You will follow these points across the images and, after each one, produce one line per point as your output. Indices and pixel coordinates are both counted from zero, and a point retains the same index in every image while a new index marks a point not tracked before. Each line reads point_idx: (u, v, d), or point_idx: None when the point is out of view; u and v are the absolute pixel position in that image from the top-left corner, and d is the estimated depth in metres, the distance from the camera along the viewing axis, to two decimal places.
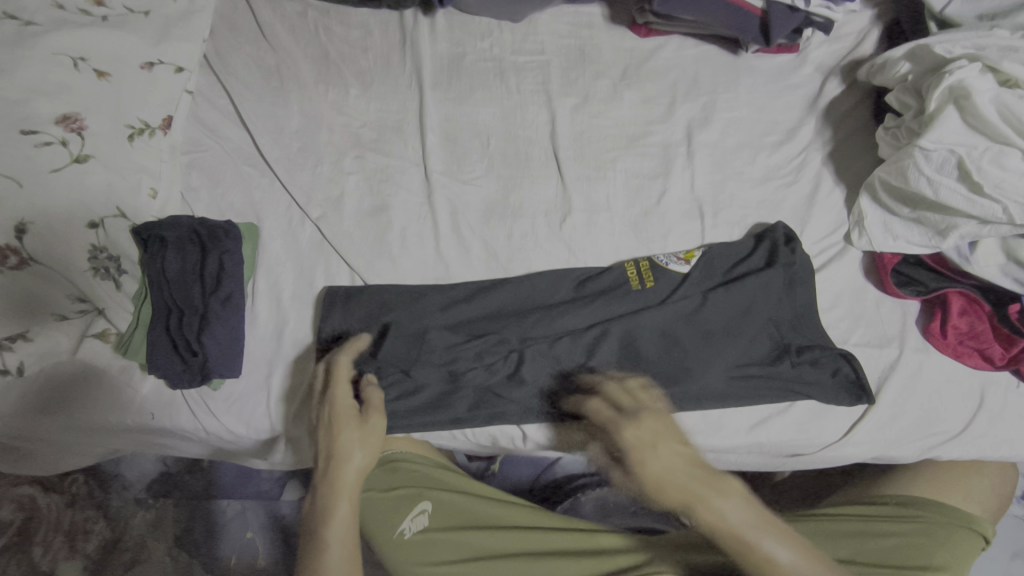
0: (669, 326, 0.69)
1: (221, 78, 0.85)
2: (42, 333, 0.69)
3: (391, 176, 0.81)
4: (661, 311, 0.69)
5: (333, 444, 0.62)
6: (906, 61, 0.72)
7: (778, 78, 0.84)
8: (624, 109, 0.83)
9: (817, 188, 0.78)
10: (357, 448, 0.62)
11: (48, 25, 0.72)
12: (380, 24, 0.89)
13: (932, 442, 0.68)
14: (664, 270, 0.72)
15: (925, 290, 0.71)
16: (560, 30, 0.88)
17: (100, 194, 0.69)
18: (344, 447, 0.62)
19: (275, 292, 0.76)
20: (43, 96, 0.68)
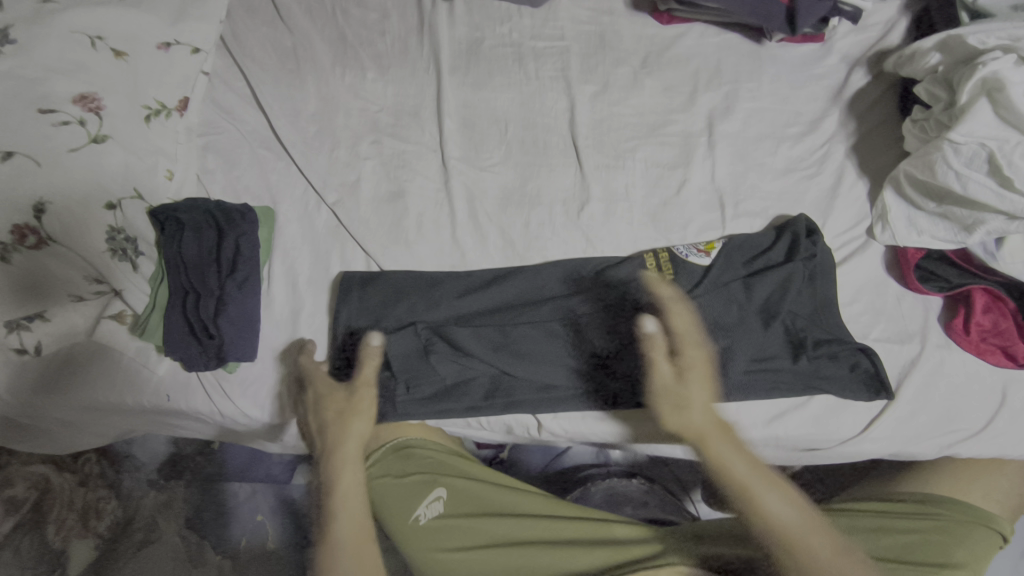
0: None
1: (238, 59, 0.85)
2: (60, 314, 0.68)
3: (408, 162, 0.80)
4: None
5: (330, 428, 0.65)
6: (936, 52, 0.71)
7: (802, 68, 0.83)
8: (644, 96, 0.82)
9: (840, 180, 0.77)
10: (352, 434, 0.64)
11: (65, 2, 0.72)
12: (398, 7, 0.87)
13: (951, 440, 0.67)
14: (683, 263, 0.71)
15: (948, 285, 0.70)
16: (580, 16, 0.87)
17: (118, 175, 0.69)
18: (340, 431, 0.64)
19: (290, 277, 0.76)
20: (60, 75, 0.68)
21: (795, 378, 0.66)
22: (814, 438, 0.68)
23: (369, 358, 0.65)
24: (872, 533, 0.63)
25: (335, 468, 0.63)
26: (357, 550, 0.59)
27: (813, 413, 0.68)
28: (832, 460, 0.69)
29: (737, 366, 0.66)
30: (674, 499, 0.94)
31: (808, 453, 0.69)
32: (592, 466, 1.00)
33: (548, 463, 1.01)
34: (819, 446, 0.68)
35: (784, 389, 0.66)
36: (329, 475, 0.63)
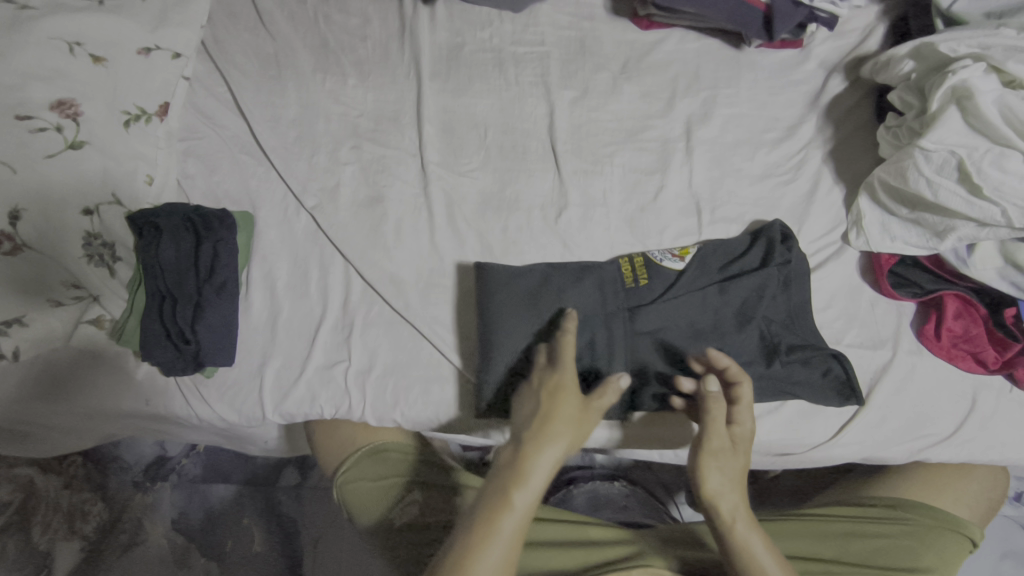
0: (661, 324, 0.69)
1: (218, 64, 0.85)
2: (39, 319, 0.67)
3: (388, 167, 0.80)
4: (653, 309, 0.69)
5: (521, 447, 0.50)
6: (910, 59, 0.71)
7: (781, 74, 0.83)
8: (623, 102, 0.82)
9: (816, 186, 0.77)
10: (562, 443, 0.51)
11: (44, 8, 0.72)
12: (379, 12, 0.88)
13: (922, 444, 0.68)
14: (657, 268, 0.71)
15: (920, 291, 0.71)
16: (560, 21, 0.87)
17: (95, 181, 0.69)
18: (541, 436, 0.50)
19: (269, 282, 0.76)
20: (38, 81, 0.68)
21: (768, 384, 0.67)
22: (785, 443, 0.68)
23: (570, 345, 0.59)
24: (843, 538, 0.64)
25: (543, 437, 0.50)
26: None
27: (785, 419, 0.68)
28: (802, 465, 0.70)
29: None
30: (657, 503, 0.94)
31: (781, 457, 0.70)
32: (576, 468, 0.99)
33: None
34: (789, 450, 0.69)
35: (754, 395, 0.67)
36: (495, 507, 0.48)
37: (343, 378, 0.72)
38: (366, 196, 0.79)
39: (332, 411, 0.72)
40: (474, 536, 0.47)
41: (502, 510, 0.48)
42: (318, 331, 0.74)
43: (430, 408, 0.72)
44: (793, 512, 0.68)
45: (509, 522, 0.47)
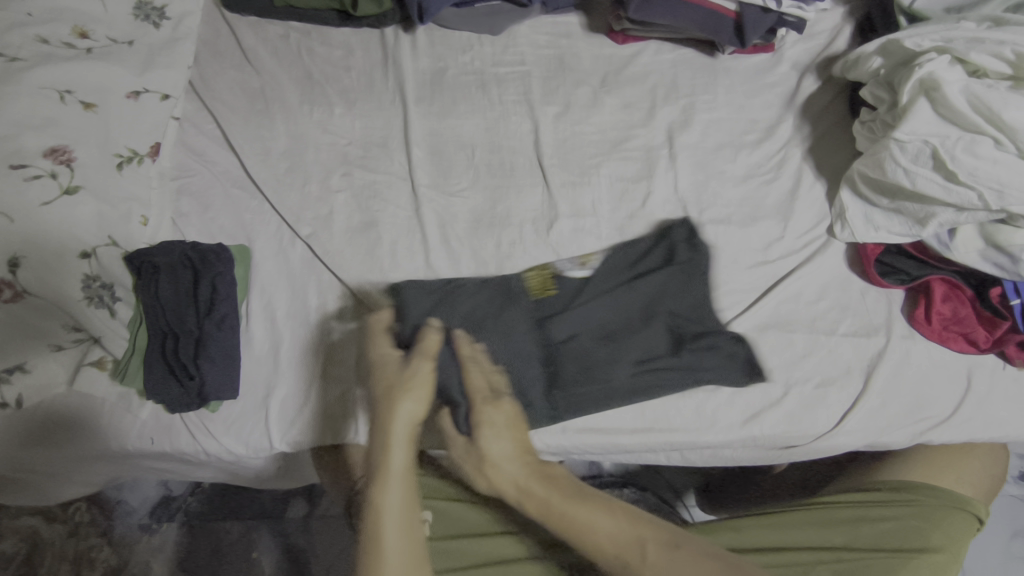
0: (620, 322, 0.71)
1: (206, 101, 0.86)
2: (40, 365, 0.69)
3: (379, 192, 0.82)
4: (594, 301, 0.71)
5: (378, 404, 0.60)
6: (877, 56, 0.73)
7: (756, 77, 0.85)
8: (605, 115, 0.84)
9: (799, 183, 0.79)
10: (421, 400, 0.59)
11: (33, 59, 0.74)
12: (362, 43, 0.90)
13: (923, 427, 0.69)
14: (564, 278, 0.74)
15: (908, 278, 0.72)
16: (538, 41, 0.90)
17: (92, 224, 0.70)
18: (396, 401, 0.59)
19: (268, 312, 0.77)
20: (30, 131, 0.69)
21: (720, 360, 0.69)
22: (790, 435, 0.69)
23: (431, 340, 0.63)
24: (850, 524, 0.65)
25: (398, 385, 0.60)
26: (406, 528, 0.54)
27: (788, 411, 0.69)
28: (807, 456, 0.71)
29: (662, 366, 0.69)
30: (667, 511, 0.94)
31: (787, 451, 0.71)
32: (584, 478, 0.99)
33: None
34: (794, 443, 0.69)
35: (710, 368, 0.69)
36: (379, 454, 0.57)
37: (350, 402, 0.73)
38: (359, 221, 0.80)
39: (340, 436, 0.73)
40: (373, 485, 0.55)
41: (384, 484, 0.55)
42: (322, 357, 0.74)
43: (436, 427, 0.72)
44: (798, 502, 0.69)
45: (390, 495, 0.55)
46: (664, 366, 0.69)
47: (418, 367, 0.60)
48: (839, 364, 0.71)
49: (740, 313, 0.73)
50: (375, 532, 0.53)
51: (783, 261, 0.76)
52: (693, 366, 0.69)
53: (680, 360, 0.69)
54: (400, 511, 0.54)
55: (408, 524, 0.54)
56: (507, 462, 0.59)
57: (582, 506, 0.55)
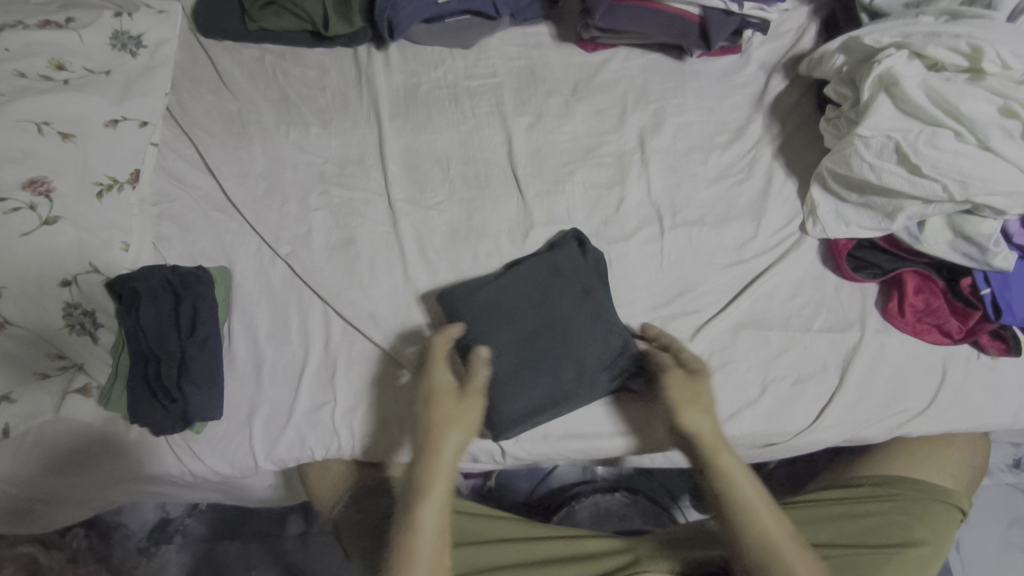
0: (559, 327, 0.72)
1: (184, 126, 0.88)
2: (26, 394, 0.71)
3: (357, 209, 0.83)
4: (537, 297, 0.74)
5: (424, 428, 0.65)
6: (841, 53, 0.74)
7: (725, 80, 0.86)
8: (577, 122, 0.85)
9: (770, 182, 0.80)
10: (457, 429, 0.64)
11: (11, 94, 0.75)
12: (336, 62, 0.92)
13: (901, 420, 0.69)
14: (514, 273, 0.75)
15: (881, 272, 0.73)
16: (509, 52, 0.91)
17: (71, 251, 0.72)
18: (438, 429, 0.64)
19: (250, 332, 0.78)
20: (8, 165, 0.71)
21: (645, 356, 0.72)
22: (769, 432, 0.69)
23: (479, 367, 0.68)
24: (834, 521, 0.65)
25: (441, 418, 0.65)
26: (438, 549, 0.59)
27: (765, 409, 0.69)
28: (789, 452, 0.71)
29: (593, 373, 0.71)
30: (660, 514, 0.95)
31: (767, 448, 0.71)
32: (579, 484, 1.01)
33: (535, 486, 1.01)
34: (773, 440, 0.70)
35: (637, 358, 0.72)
36: (423, 482, 0.62)
37: (330, 418, 0.73)
38: (338, 239, 0.81)
39: (323, 452, 0.73)
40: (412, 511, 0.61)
41: (420, 508, 0.60)
42: (302, 375, 0.75)
43: None
44: (784, 500, 0.69)
45: (427, 518, 0.60)
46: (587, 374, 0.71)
47: (445, 379, 0.67)
48: (815, 360, 0.71)
49: (717, 314, 0.74)
50: (409, 549, 0.58)
51: (757, 260, 0.77)
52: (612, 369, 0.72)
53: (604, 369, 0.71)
54: (435, 531, 0.60)
55: (439, 542, 0.60)
56: (710, 432, 0.64)
57: (740, 470, 0.62)
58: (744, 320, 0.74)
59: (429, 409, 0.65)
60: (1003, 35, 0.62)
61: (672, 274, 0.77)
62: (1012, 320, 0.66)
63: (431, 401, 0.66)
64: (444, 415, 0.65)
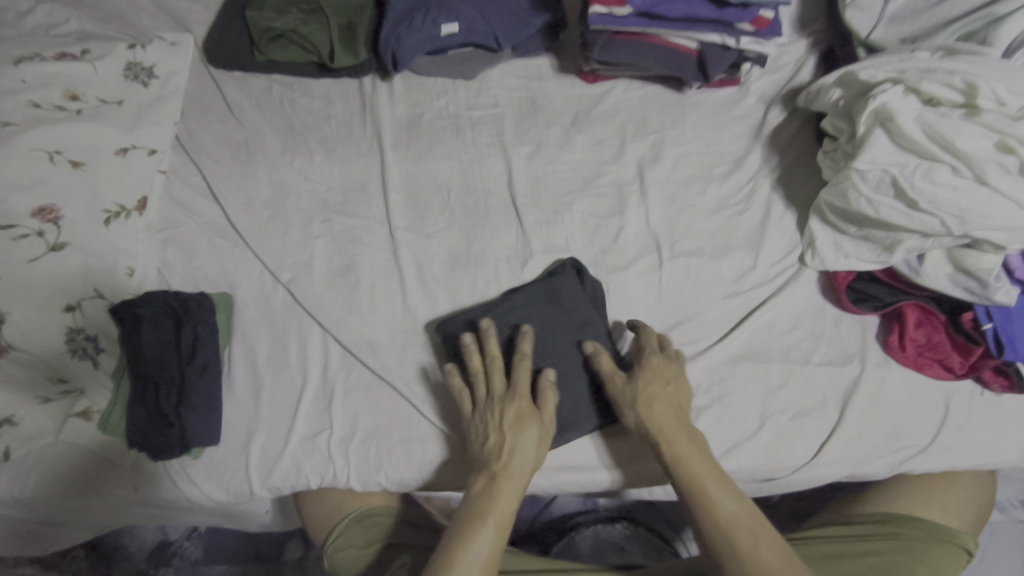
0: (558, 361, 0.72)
1: (192, 154, 0.90)
2: (28, 417, 0.71)
3: (357, 236, 0.84)
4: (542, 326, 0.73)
5: (503, 437, 0.65)
6: (837, 86, 0.75)
7: (724, 111, 0.87)
8: (577, 152, 0.86)
9: (769, 213, 0.80)
10: (534, 445, 0.65)
11: (26, 123, 0.78)
12: (341, 93, 0.93)
13: (901, 457, 0.68)
14: (515, 297, 0.74)
15: (881, 304, 0.72)
16: (511, 84, 0.92)
17: (77, 279, 0.73)
18: (521, 442, 0.65)
19: (250, 358, 0.78)
20: (20, 192, 0.73)
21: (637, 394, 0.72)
22: (768, 467, 0.68)
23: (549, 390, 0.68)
24: (834, 559, 0.63)
25: (521, 429, 0.65)
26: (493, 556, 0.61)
27: (763, 444, 0.68)
28: (790, 488, 0.70)
29: (587, 406, 0.71)
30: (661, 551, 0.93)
31: (767, 482, 0.70)
32: (579, 514, 1.00)
33: (536, 513, 1.00)
34: (773, 475, 0.69)
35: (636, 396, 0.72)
36: (493, 496, 0.63)
37: (326, 446, 0.73)
38: (339, 266, 0.82)
39: (318, 480, 0.73)
40: (478, 519, 0.62)
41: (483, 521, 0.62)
42: (299, 401, 0.75)
43: (415, 468, 0.72)
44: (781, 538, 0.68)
45: (489, 530, 0.61)
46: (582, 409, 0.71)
47: (520, 394, 0.67)
48: (815, 393, 0.70)
49: (715, 345, 0.73)
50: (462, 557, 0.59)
51: (756, 292, 0.76)
52: (606, 402, 0.72)
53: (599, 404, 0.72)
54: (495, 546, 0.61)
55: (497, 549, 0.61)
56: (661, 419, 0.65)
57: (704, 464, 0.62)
58: (743, 352, 0.73)
59: (514, 427, 0.65)
60: (1000, 73, 0.62)
61: (670, 305, 0.77)
62: (1016, 356, 0.65)
63: (519, 421, 0.66)
64: (528, 438, 0.65)
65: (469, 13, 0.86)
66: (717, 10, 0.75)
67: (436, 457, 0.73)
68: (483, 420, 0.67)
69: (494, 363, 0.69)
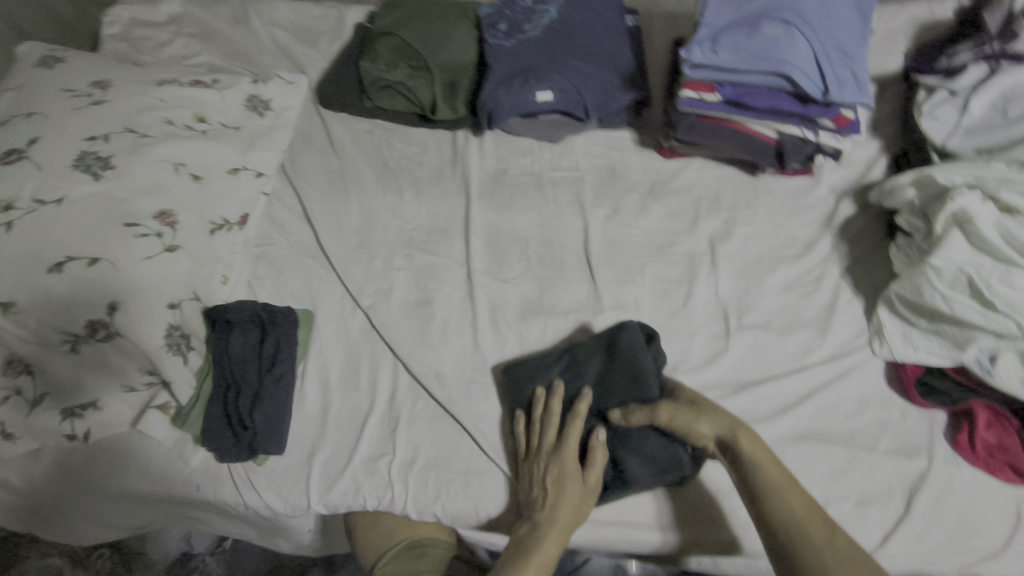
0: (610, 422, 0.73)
1: (293, 181, 0.97)
2: (110, 403, 0.75)
3: (437, 273, 0.88)
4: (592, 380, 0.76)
5: (550, 489, 0.69)
6: (912, 187, 0.79)
7: (796, 198, 0.91)
8: (652, 220, 0.91)
9: (837, 298, 0.83)
10: (578, 502, 0.68)
11: (159, 136, 0.86)
12: (435, 142, 1.01)
13: (971, 561, 0.66)
14: (576, 349, 0.78)
15: (950, 400, 0.73)
16: (593, 151, 0.99)
17: (181, 281, 0.78)
18: (565, 496, 0.68)
19: (323, 375, 0.82)
20: (146, 196, 0.79)
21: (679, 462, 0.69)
22: None
23: (598, 451, 0.70)
24: None
25: (567, 485, 0.68)
26: None
27: None
28: None
29: (635, 464, 0.70)
30: None
31: None
32: None
33: None
34: None
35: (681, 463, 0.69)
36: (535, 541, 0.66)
37: (387, 470, 0.75)
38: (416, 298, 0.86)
39: (375, 503, 0.74)
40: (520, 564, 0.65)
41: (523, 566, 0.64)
42: (366, 423, 0.78)
43: (471, 504, 0.73)
44: None
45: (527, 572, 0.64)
46: (633, 473, 0.69)
47: (569, 451, 0.70)
48: (879, 482, 0.70)
49: (778, 420, 0.74)
50: None
51: (823, 372, 0.77)
52: (655, 459, 0.70)
53: (651, 470, 0.70)
54: None
55: None
56: (728, 417, 0.68)
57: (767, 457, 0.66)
58: (806, 430, 0.74)
59: (558, 482, 0.69)
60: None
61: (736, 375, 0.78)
62: None
63: (561, 480, 0.69)
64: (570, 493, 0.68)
65: (564, 84, 0.94)
66: (801, 105, 0.82)
67: (493, 494, 0.74)
68: (532, 471, 0.71)
69: (550, 418, 0.73)
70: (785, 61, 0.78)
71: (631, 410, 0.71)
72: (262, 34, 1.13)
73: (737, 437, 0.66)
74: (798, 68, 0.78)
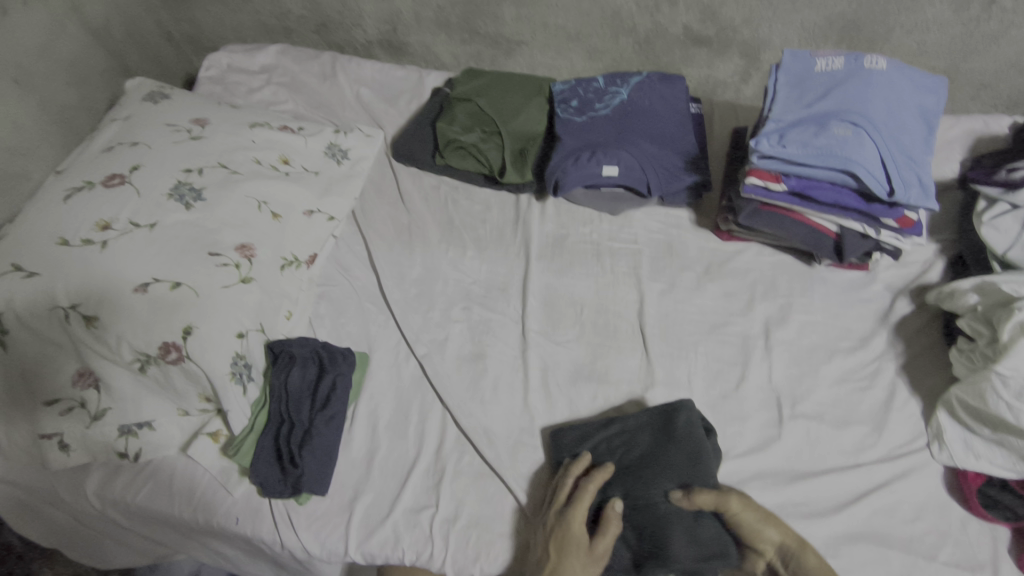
0: (653, 500, 0.71)
1: (361, 227, 1.01)
2: (165, 424, 0.76)
3: (492, 329, 0.90)
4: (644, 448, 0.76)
5: (552, 556, 0.66)
6: (973, 292, 0.80)
7: (851, 291, 0.92)
8: (706, 298, 0.92)
9: (893, 395, 0.82)
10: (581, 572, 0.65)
11: (247, 174, 0.91)
12: (499, 203, 1.05)
13: None
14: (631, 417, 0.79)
15: (1014, 515, 0.70)
16: (651, 226, 1.02)
17: (251, 312, 0.81)
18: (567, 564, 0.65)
19: (372, 419, 0.82)
20: (230, 228, 0.84)
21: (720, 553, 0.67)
22: None
23: (613, 522, 0.69)
24: None
25: (568, 553, 0.66)
26: None
27: None
28: None
29: (679, 544, 0.68)
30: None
31: None
32: None
33: None
34: None
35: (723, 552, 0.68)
36: None
37: (427, 523, 0.74)
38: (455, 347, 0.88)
39: (412, 557, 0.72)
40: None
41: None
42: (409, 476, 0.77)
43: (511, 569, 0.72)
44: None
45: None
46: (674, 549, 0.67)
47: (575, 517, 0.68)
48: None
49: (831, 516, 0.72)
50: None
51: (878, 471, 0.75)
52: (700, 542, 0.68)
53: (695, 549, 0.67)
54: None
55: None
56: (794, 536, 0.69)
57: None
58: (861, 531, 0.72)
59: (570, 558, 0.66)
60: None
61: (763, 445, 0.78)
62: None
63: (564, 545, 0.66)
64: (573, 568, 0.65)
65: (630, 161, 0.98)
66: (865, 203, 0.83)
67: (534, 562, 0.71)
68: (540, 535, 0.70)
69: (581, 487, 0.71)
70: (851, 159, 0.80)
71: (699, 493, 0.70)
72: (347, 90, 1.21)
73: (804, 555, 0.68)
74: (863, 167, 0.80)
